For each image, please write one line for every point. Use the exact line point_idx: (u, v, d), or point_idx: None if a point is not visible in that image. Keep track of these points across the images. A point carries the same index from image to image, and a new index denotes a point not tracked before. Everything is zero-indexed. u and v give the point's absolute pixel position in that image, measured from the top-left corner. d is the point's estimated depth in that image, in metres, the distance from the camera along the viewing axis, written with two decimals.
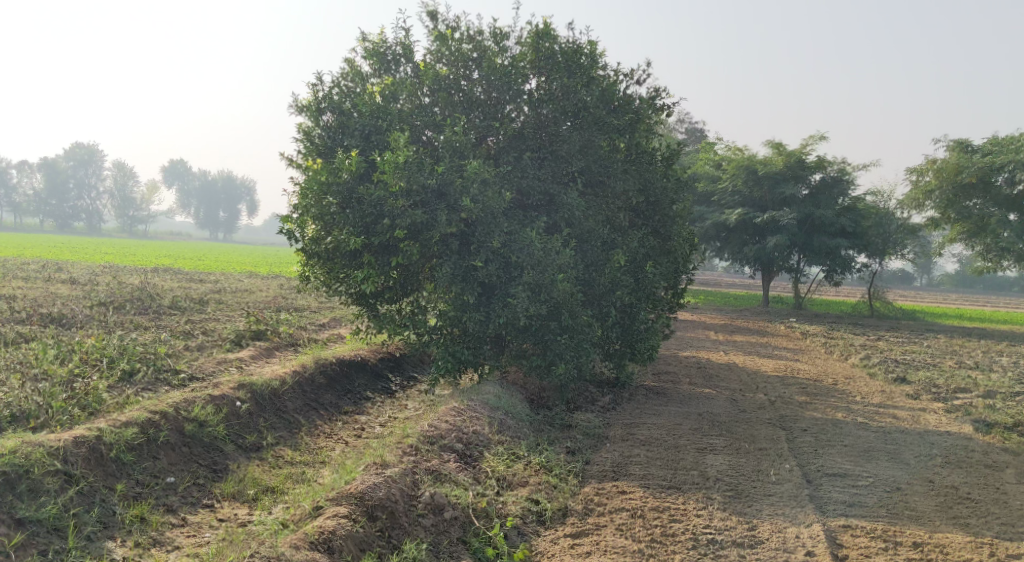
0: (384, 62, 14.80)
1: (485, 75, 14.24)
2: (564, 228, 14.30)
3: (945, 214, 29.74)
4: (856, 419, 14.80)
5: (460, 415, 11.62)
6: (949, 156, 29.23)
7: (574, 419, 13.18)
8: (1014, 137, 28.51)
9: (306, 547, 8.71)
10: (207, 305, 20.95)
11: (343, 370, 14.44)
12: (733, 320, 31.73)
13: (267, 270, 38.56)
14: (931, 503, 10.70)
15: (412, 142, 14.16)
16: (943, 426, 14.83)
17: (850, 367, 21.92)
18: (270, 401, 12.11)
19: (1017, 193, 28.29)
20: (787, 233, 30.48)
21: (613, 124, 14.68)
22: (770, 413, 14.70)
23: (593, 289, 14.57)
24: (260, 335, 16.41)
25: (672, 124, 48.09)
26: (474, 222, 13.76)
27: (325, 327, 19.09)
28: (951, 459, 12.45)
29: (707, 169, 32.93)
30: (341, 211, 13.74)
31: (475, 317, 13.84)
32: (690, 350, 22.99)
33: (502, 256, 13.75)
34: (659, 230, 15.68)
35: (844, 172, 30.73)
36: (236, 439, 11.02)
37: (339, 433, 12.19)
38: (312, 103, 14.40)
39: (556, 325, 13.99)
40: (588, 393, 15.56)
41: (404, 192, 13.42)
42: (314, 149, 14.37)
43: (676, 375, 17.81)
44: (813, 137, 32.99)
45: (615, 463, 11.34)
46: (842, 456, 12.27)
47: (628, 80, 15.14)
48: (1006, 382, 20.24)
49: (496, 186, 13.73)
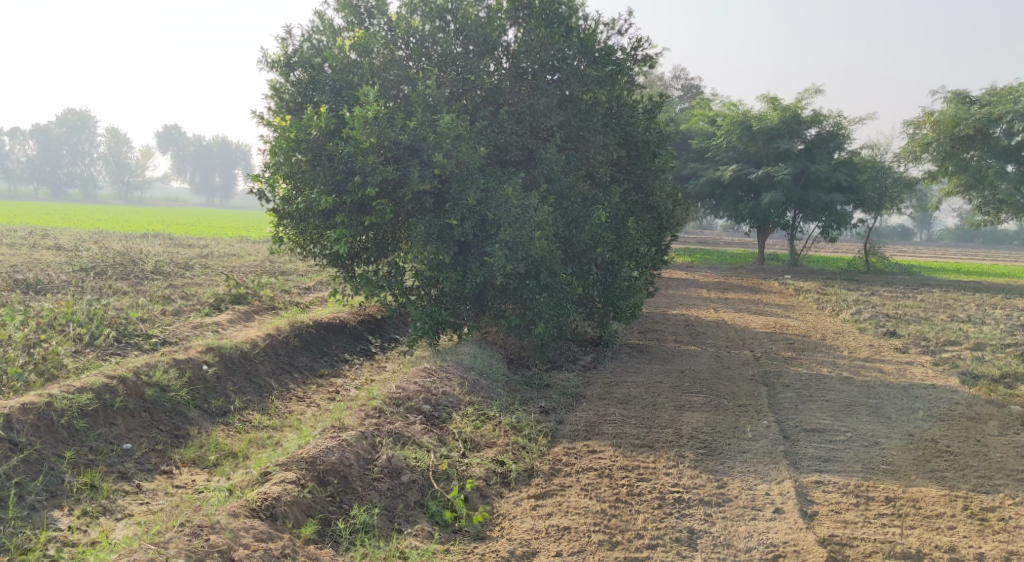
0: (357, 14, 14.42)
1: (460, 27, 13.85)
2: (541, 184, 13.98)
3: (941, 166, 29.37)
4: (841, 374, 14.60)
5: (430, 377, 11.46)
6: (947, 108, 28.76)
7: (551, 379, 12.96)
8: (1012, 87, 28.06)
9: (247, 514, 8.53)
10: (191, 269, 20.66)
11: (320, 333, 14.21)
12: (727, 277, 31.49)
13: (259, 234, 38.32)
14: (908, 457, 10.52)
15: (384, 97, 13.80)
16: (929, 379, 14.63)
17: (842, 322, 21.70)
18: (240, 365, 11.91)
19: (1015, 143, 27.90)
20: (782, 189, 30.07)
21: (593, 76, 14.30)
22: (753, 369, 14.50)
23: (573, 246, 14.29)
24: (239, 299, 16.16)
25: (669, 81, 47.43)
26: (448, 179, 13.46)
27: (309, 290, 18.82)
28: (933, 413, 12.26)
29: (701, 125, 32.48)
30: (311, 168, 13.43)
31: (451, 276, 13.59)
32: (683, 307, 22.76)
33: (478, 213, 13.48)
34: (640, 186, 15.35)
35: (839, 126, 30.44)
36: (202, 404, 10.84)
37: (312, 396, 11.99)
38: (282, 58, 14.04)
39: (534, 283, 13.71)
40: (570, 351, 15.35)
41: (375, 148, 13.11)
42: (284, 105, 13.99)
43: (662, 333, 17.60)
44: (808, 90, 32.55)
45: (589, 422, 11.16)
46: (822, 411, 12.08)
47: (609, 31, 14.76)
48: (999, 334, 20.03)
49: (471, 142, 13.40)
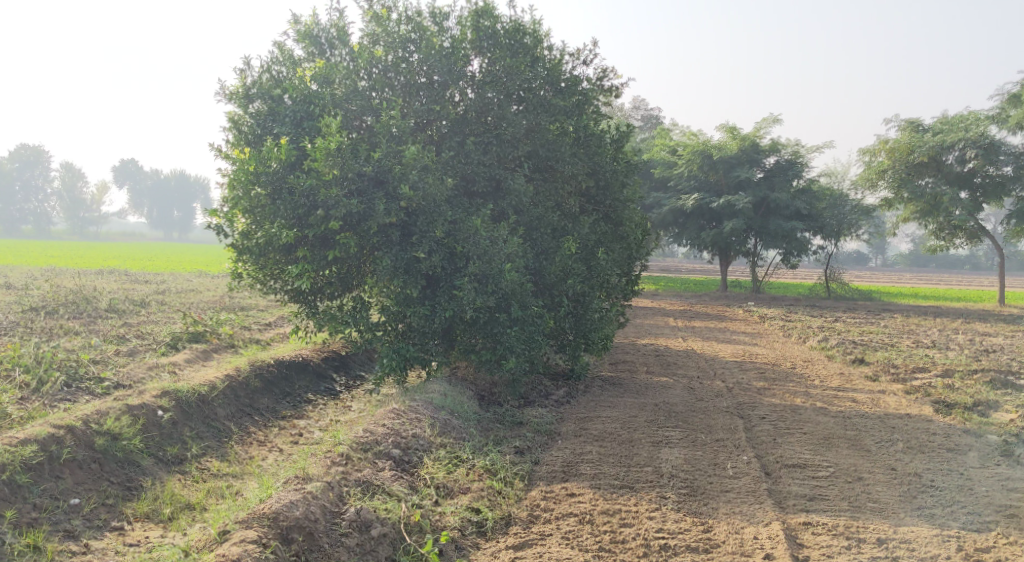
0: (318, 45, 14.06)
1: (424, 56, 13.51)
2: (510, 215, 13.64)
3: (898, 193, 29.43)
4: (815, 404, 14.31)
5: (400, 418, 10.99)
6: (901, 136, 28.98)
7: (525, 416, 12.49)
8: (961, 116, 28.40)
9: None
10: (147, 306, 20.04)
11: (282, 372, 13.69)
12: (692, 305, 31.29)
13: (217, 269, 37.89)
14: (893, 493, 10.27)
15: (346, 128, 13.41)
16: (903, 409, 14.39)
17: (810, 350, 21.50)
18: (198, 409, 11.36)
19: (968, 171, 28.19)
20: (744, 217, 30.04)
21: (560, 106, 14.03)
22: (727, 401, 14.17)
23: (544, 278, 13.93)
24: (197, 337, 15.60)
25: (629, 111, 47.49)
26: (414, 211, 13.07)
27: (270, 327, 18.28)
28: (912, 445, 11.96)
29: (663, 154, 32.40)
30: (271, 202, 12.97)
31: (419, 311, 13.16)
32: (650, 337, 22.48)
33: (446, 246, 13.11)
34: (609, 216, 15.04)
35: (797, 155, 30.54)
36: (157, 453, 10.33)
37: (273, 440, 11.47)
38: (240, 89, 13.63)
39: (504, 316, 13.31)
40: (541, 387, 14.88)
41: (337, 181, 12.71)
42: (243, 138, 13.57)
43: (633, 364, 17.23)
44: (767, 120, 32.69)
45: (566, 462, 10.75)
46: (801, 444, 11.75)
47: (574, 61, 14.56)
48: (964, 360, 19.93)
49: (437, 173, 13.05)
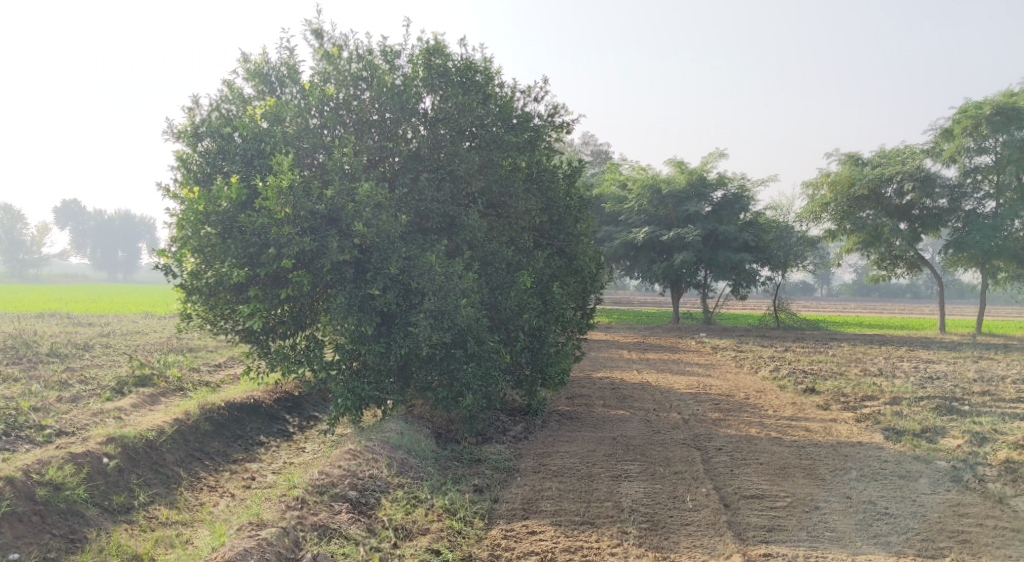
0: (268, 83, 13.99)
1: (377, 94, 13.52)
2: (465, 251, 13.60)
3: (840, 225, 29.89)
4: (769, 434, 14.39)
5: (356, 459, 10.84)
6: (841, 169, 29.63)
7: (482, 452, 12.38)
8: (898, 150, 29.22)
9: None
10: (92, 349, 19.62)
11: (233, 414, 13.45)
12: (645, 337, 31.42)
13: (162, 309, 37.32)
14: (850, 522, 10.39)
15: (298, 166, 13.32)
16: (854, 437, 14.52)
17: (762, 380, 21.65)
18: (145, 455, 11.12)
19: (907, 203, 28.82)
20: (693, 250, 30.34)
21: (512, 141, 14.10)
22: (684, 433, 14.21)
23: (500, 313, 13.90)
24: (143, 381, 15.29)
25: (578, 147, 47.84)
26: (368, 248, 13.01)
27: (220, 368, 17.98)
28: (866, 472, 11.98)
29: (612, 189, 32.67)
30: (222, 241, 12.81)
31: (374, 348, 13.02)
32: (605, 370, 22.48)
33: (400, 282, 13.03)
34: (564, 250, 15.06)
35: (744, 189, 31.01)
36: (102, 502, 10.22)
37: (225, 485, 11.24)
38: (189, 128, 13.49)
39: (460, 352, 13.25)
40: (499, 423, 14.77)
41: (289, 220, 12.61)
42: (192, 177, 13.38)
43: (589, 398, 17.20)
44: (713, 154, 33.15)
45: (526, 499, 10.71)
46: (758, 474, 11.75)
47: (526, 98, 14.68)
48: (911, 388, 20.19)
49: (391, 210, 12.99)
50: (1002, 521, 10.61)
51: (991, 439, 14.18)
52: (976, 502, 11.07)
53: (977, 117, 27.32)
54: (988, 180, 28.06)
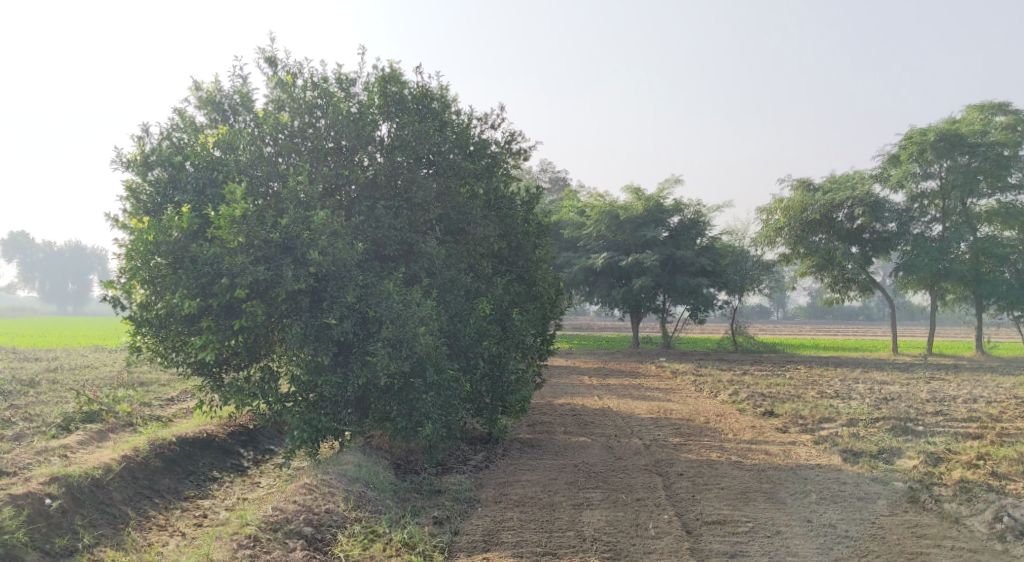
0: (221, 111, 13.78)
1: (332, 122, 13.37)
2: (423, 279, 13.44)
3: (795, 249, 30.10)
4: (730, 458, 14.36)
5: (312, 494, 10.73)
6: (794, 195, 29.98)
7: (442, 483, 12.19)
8: (848, 175, 29.72)
9: None
10: (39, 385, 19.12)
11: (185, 450, 13.16)
12: (605, 363, 31.40)
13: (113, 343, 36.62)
14: (811, 546, 10.37)
15: (252, 195, 13.09)
16: (813, 459, 14.52)
17: (721, 404, 21.66)
18: (91, 494, 11.07)
19: (858, 227, 29.15)
20: (651, 275, 30.41)
21: (469, 169, 14.02)
22: (645, 458, 14.13)
23: (458, 341, 13.76)
24: (91, 417, 14.92)
25: (536, 174, 47.90)
26: (324, 277, 12.81)
27: (172, 402, 17.60)
28: (825, 495, 11.91)
29: (570, 216, 32.71)
30: (172, 272, 12.54)
31: (331, 379, 12.79)
32: (565, 397, 22.36)
33: (357, 311, 12.84)
34: (523, 276, 14.96)
35: (700, 214, 31.22)
36: (44, 545, 10.23)
37: (175, 523, 11.21)
38: (138, 157, 13.22)
39: (420, 382, 13.06)
40: (459, 452, 14.59)
41: (243, 249, 12.38)
42: (141, 207, 13.10)
43: (550, 425, 17.08)
44: (669, 181, 33.40)
45: (486, 530, 10.58)
46: (719, 499, 11.67)
47: (482, 125, 14.66)
48: (867, 409, 20.32)
49: (348, 238, 12.83)
50: (959, 542, 10.62)
51: (945, 459, 14.26)
52: (933, 523, 11.06)
53: (923, 143, 27.79)
54: (934, 204, 28.56)
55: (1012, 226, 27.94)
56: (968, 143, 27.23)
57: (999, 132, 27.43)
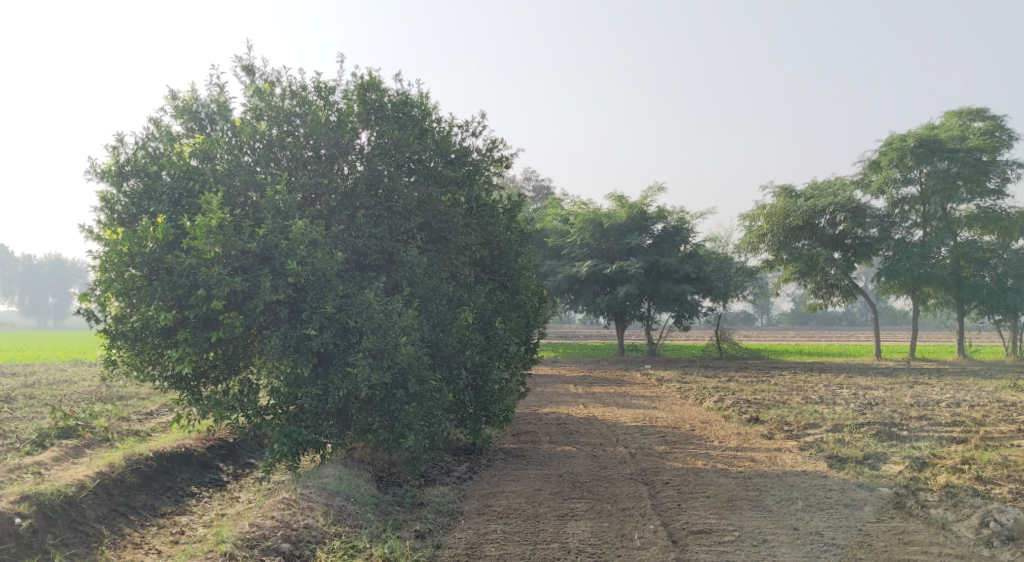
0: (198, 120, 13.60)
1: (311, 130, 13.20)
2: (404, 288, 13.27)
3: (778, 255, 30.12)
4: (716, 466, 14.24)
5: (290, 509, 10.65)
6: (777, 201, 29.99)
7: (425, 495, 12.02)
8: (830, 181, 29.73)
9: None
10: (16, 401, 18.83)
11: (163, 465, 12.96)
12: (590, 371, 31.27)
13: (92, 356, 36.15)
14: (798, 555, 10.24)
15: (229, 205, 12.89)
16: (799, 466, 14.41)
17: (706, 411, 21.55)
18: (64, 513, 11.03)
19: (840, 233, 29.17)
20: (636, 283, 30.31)
21: (451, 176, 13.87)
22: (630, 467, 13.99)
23: (441, 350, 13.59)
24: (67, 433, 14.70)
25: (520, 182, 47.76)
26: (303, 287, 12.64)
27: (151, 416, 17.35)
28: (812, 502, 11.78)
29: (554, 224, 32.59)
30: (148, 284, 12.35)
31: (311, 391, 12.59)
32: (550, 406, 22.20)
33: (337, 321, 12.66)
34: (506, 284, 14.80)
35: (683, 221, 31.17)
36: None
37: (150, 541, 11.15)
38: (113, 167, 13.02)
39: (402, 392, 12.88)
40: (443, 463, 14.40)
41: (220, 259, 12.19)
42: (116, 218, 12.90)
43: (535, 435, 16.91)
44: (652, 189, 33.35)
45: (469, 544, 10.44)
46: (705, 508, 11.53)
47: (464, 133, 14.52)
48: (851, 414, 20.24)
49: (327, 247, 12.66)
50: (946, 548, 10.52)
51: (930, 464, 14.19)
52: (920, 529, 10.95)
53: (903, 149, 27.85)
54: (915, 210, 28.64)
55: (993, 231, 28.01)
56: (947, 148, 27.27)
57: (977, 137, 27.51)
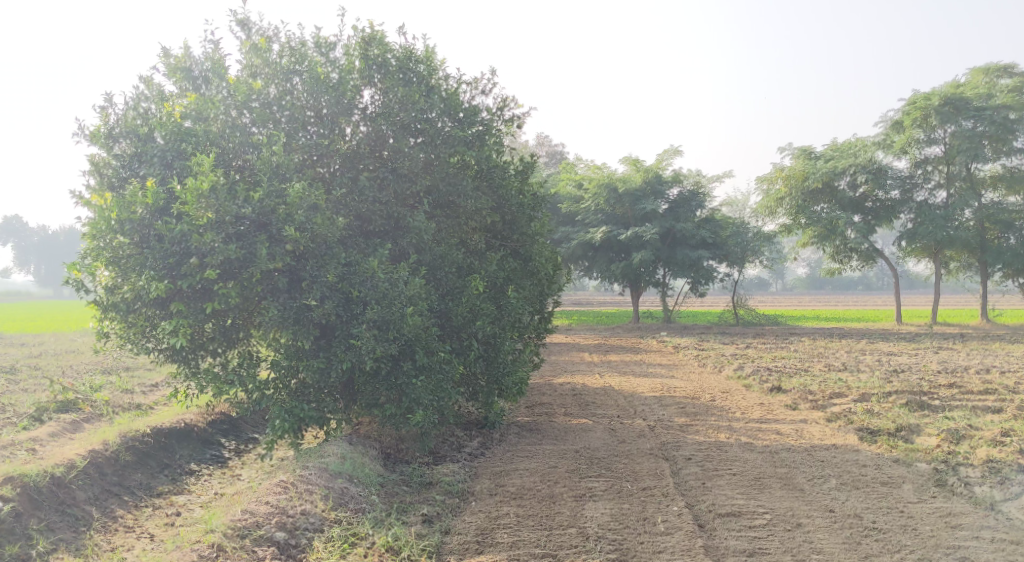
0: (192, 79, 12.81)
1: (309, 88, 12.39)
2: (411, 256, 12.52)
3: (796, 219, 29.23)
4: (741, 440, 13.49)
5: (288, 493, 10.03)
6: (796, 164, 29.06)
7: (433, 473, 11.35)
8: (851, 142, 28.72)
9: None
10: (17, 373, 18.22)
11: (160, 442, 12.34)
12: (605, 338, 30.52)
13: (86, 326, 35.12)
14: (837, 541, 9.56)
15: (223, 168, 12.14)
16: (828, 440, 13.65)
17: (727, 380, 20.77)
18: (51, 495, 10.42)
19: (861, 195, 28.22)
20: (651, 248, 29.45)
21: (459, 136, 13.02)
22: (650, 442, 13.27)
23: (450, 321, 12.83)
24: (66, 408, 14.11)
25: (534, 146, 46.80)
26: (303, 255, 11.91)
27: (155, 388, 16.70)
28: (846, 479, 11.04)
29: (568, 189, 31.67)
30: (139, 252, 11.68)
31: (313, 365, 11.91)
32: (565, 376, 21.48)
33: (340, 291, 11.93)
34: (518, 251, 14.04)
35: (699, 185, 30.28)
36: None
37: (144, 525, 10.53)
38: (102, 129, 12.26)
39: (409, 365, 12.17)
40: (454, 438, 13.69)
41: (212, 226, 11.49)
42: (106, 183, 12.20)
43: (550, 407, 16.20)
44: (667, 152, 32.41)
45: (480, 530, 9.82)
46: (732, 487, 10.79)
47: (473, 90, 13.70)
48: (877, 383, 19.41)
49: (327, 212, 11.91)
50: (999, 533, 9.78)
51: (967, 436, 13.39)
52: (967, 510, 10.20)
53: (926, 108, 26.70)
54: (938, 170, 27.60)
55: (1019, 192, 27.02)
56: (973, 107, 26.20)
57: (1004, 95, 26.44)
